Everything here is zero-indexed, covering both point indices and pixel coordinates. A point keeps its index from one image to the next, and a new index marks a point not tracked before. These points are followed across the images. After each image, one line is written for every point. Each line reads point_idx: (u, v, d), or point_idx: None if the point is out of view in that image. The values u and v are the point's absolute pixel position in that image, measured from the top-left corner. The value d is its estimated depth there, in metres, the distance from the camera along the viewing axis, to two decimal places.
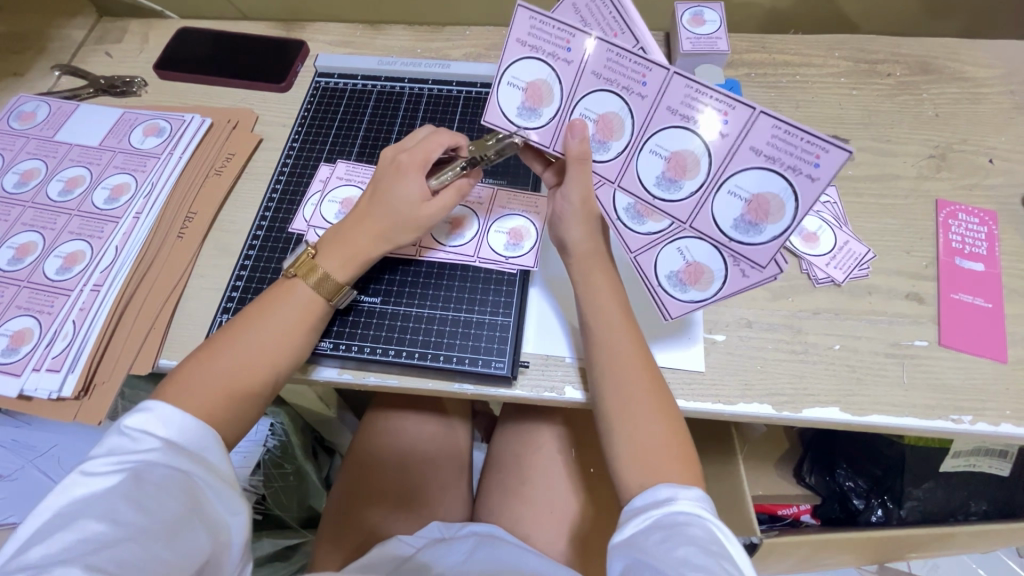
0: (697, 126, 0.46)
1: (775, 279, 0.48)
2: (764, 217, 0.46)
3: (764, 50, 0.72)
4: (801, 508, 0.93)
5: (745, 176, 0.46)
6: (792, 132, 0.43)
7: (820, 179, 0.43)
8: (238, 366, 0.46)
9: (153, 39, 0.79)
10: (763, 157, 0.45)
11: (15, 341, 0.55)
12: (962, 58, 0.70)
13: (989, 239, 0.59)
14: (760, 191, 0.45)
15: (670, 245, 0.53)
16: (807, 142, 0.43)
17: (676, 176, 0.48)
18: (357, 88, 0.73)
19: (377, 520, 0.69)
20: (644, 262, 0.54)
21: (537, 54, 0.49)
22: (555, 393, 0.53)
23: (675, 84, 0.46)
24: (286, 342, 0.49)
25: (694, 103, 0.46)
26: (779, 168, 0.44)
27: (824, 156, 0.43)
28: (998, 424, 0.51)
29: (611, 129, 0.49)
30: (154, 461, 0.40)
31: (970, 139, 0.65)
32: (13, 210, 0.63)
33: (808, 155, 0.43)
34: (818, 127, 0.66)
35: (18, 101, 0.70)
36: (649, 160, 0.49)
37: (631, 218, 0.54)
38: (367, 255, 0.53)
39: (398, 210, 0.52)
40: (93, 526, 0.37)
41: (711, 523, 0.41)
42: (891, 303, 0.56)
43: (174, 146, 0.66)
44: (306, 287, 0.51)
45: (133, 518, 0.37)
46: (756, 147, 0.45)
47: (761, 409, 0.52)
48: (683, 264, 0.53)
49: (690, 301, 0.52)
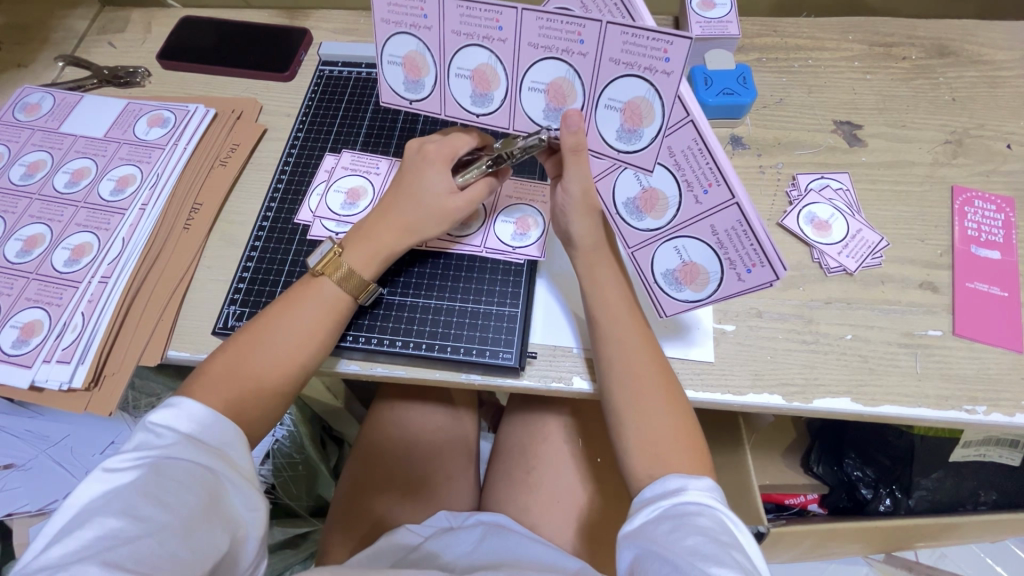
0: (644, 70, 0.42)
1: (773, 283, 0.44)
2: (640, 122, 0.44)
3: (775, 34, 0.70)
4: (807, 498, 0.94)
5: (618, 88, 0.44)
6: (637, 32, 0.41)
7: (674, 73, 0.41)
8: (264, 366, 0.47)
9: (155, 28, 0.78)
10: (623, 64, 0.43)
11: (25, 333, 0.56)
12: (980, 40, 0.68)
13: (1006, 227, 0.58)
14: (629, 96, 0.44)
15: (668, 243, 0.49)
16: (651, 39, 0.40)
17: (634, 126, 0.45)
18: (362, 78, 0.72)
19: (386, 510, 0.69)
20: (642, 258, 0.51)
21: (401, 26, 0.47)
22: (562, 383, 0.53)
23: (612, 34, 0.42)
24: (313, 340, 0.49)
25: (635, 47, 0.41)
26: (637, 71, 0.42)
27: (671, 49, 0.40)
28: (1014, 414, 0.50)
29: (563, 96, 0.46)
30: (172, 455, 0.40)
31: (987, 123, 0.64)
32: (20, 203, 0.63)
33: (657, 52, 0.41)
34: (831, 112, 0.65)
35: (22, 92, 0.70)
36: (529, 99, 0.48)
37: (629, 213, 0.50)
38: (392, 249, 0.53)
39: (424, 201, 0.52)
40: (113, 522, 0.37)
41: (721, 513, 0.41)
42: (904, 293, 0.55)
43: (178, 137, 0.66)
44: (332, 285, 0.51)
45: (152, 513, 0.38)
46: (614, 57, 0.43)
47: (771, 400, 0.52)
48: (680, 263, 0.49)
49: (685, 301, 0.50)
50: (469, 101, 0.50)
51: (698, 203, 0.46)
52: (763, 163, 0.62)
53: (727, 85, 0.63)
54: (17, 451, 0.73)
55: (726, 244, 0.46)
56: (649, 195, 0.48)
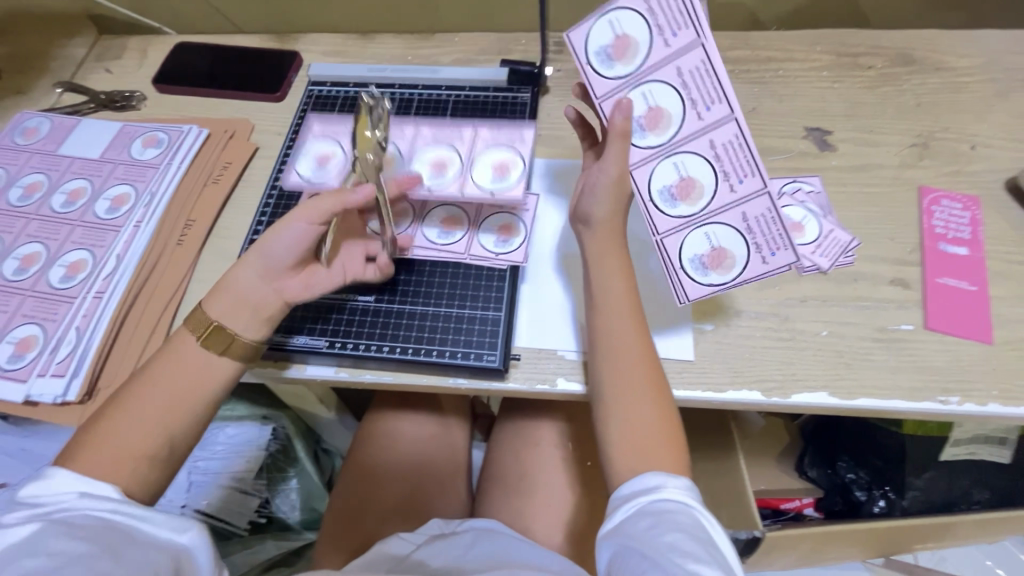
0: (688, 99, 0.49)
1: (789, 267, 0.50)
2: (655, 126, 0.50)
3: (746, 47, 0.73)
4: (803, 502, 0.95)
5: (491, 155, 0.61)
6: (709, 74, 0.48)
7: (704, 122, 0.49)
8: (133, 429, 0.45)
9: (151, 54, 0.81)
10: (681, 79, 0.49)
11: (20, 348, 0.57)
12: (941, 49, 0.71)
13: (973, 224, 0.60)
14: (660, 104, 0.49)
15: (698, 230, 0.52)
16: (713, 87, 0.48)
17: (648, 125, 0.50)
18: (349, 95, 0.74)
19: (377, 521, 0.70)
20: (670, 245, 0.53)
21: (328, 137, 0.65)
22: (547, 385, 0.54)
23: (694, 55, 0.48)
24: (176, 409, 0.46)
25: (700, 80, 0.48)
26: (683, 95, 0.49)
27: (716, 105, 0.49)
28: (986, 404, 0.52)
29: (624, 52, 0.49)
30: (68, 504, 0.40)
31: (952, 127, 0.66)
32: (17, 222, 0.64)
33: (707, 98, 0.49)
34: (802, 120, 0.68)
35: (22, 117, 0.72)
36: (416, 171, 0.61)
37: (664, 200, 0.52)
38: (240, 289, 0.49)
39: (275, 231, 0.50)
40: (28, 563, 0.36)
41: (697, 511, 0.42)
42: (876, 289, 0.57)
43: (172, 156, 0.68)
44: (188, 346, 0.48)
45: (70, 548, 0.37)
46: (680, 69, 0.48)
47: (750, 395, 0.53)
48: (709, 248, 0.52)
49: (709, 285, 0.52)
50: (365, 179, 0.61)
51: (732, 193, 0.51)
52: None
53: None
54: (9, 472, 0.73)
55: (754, 230, 0.51)
56: (687, 184, 0.51)
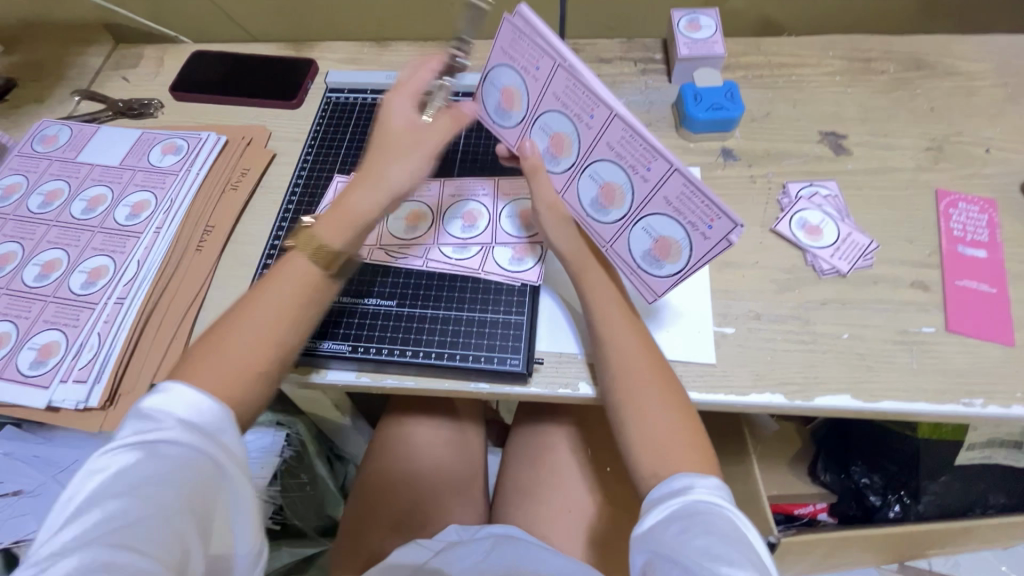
0: (573, 115, 0.48)
1: (736, 235, 0.45)
2: (561, 151, 0.51)
3: (759, 53, 0.74)
4: (818, 507, 0.93)
5: (516, 205, 0.63)
6: (578, 84, 0.46)
7: (596, 128, 0.48)
8: (245, 344, 0.47)
9: (168, 63, 0.82)
10: (561, 101, 0.48)
11: (42, 354, 0.57)
12: (954, 54, 0.72)
13: (990, 227, 0.60)
14: (557, 129, 0.50)
15: (637, 225, 0.51)
16: (586, 95, 0.47)
17: (557, 152, 0.52)
18: (366, 103, 0.75)
19: (393, 527, 0.69)
20: (619, 250, 0.53)
21: None
22: (569, 389, 0.54)
23: (560, 76, 0.47)
24: (289, 321, 0.49)
25: (573, 94, 0.47)
26: (569, 114, 0.49)
27: (597, 109, 0.47)
28: (1010, 406, 0.51)
29: (511, 100, 0.51)
30: (172, 438, 0.41)
31: (966, 130, 0.67)
32: (37, 229, 0.65)
33: (586, 108, 0.47)
34: (816, 124, 0.68)
35: (41, 125, 0.73)
36: (450, 224, 0.62)
37: (595, 210, 0.52)
38: (355, 216, 0.50)
39: (386, 146, 0.51)
40: (114, 505, 0.39)
41: (729, 511, 0.42)
42: (896, 292, 0.57)
43: (191, 163, 0.68)
44: (301, 258, 0.50)
45: (158, 493, 0.39)
46: (556, 94, 0.48)
47: (773, 398, 0.53)
48: (652, 240, 0.51)
49: (666, 276, 0.52)
50: (404, 233, 0.62)
51: (646, 182, 0.48)
52: (754, 173, 0.65)
53: (715, 100, 0.66)
54: (24, 479, 0.72)
55: (682, 211, 0.47)
56: (608, 188, 0.50)
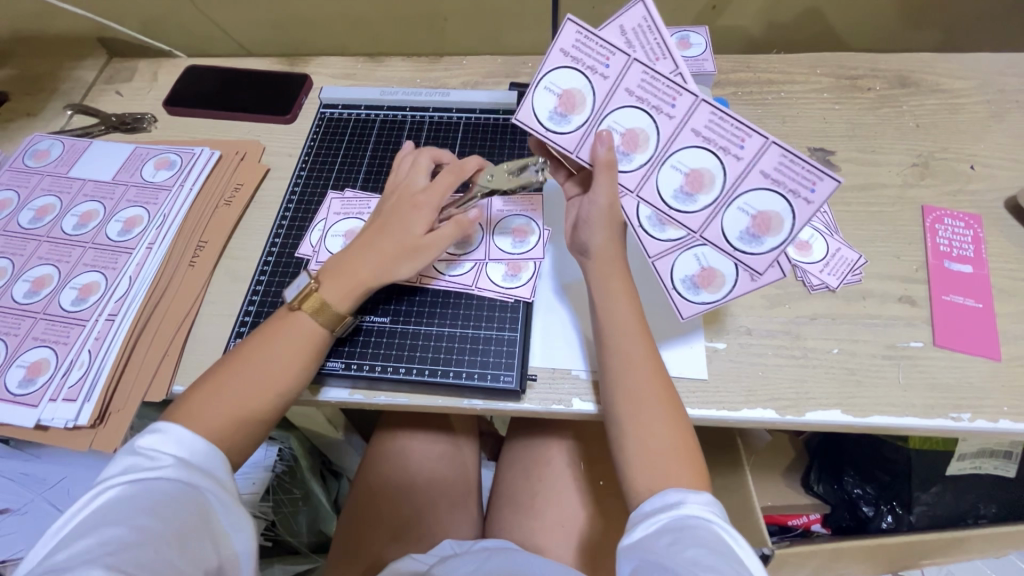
0: (651, 107, 0.50)
1: (779, 279, 0.52)
2: (634, 147, 0.51)
3: (748, 70, 0.75)
4: (811, 517, 0.95)
5: (509, 221, 0.63)
6: (658, 76, 0.49)
7: (676, 118, 0.50)
8: (249, 393, 0.48)
9: (162, 77, 0.82)
10: (636, 96, 0.50)
11: (31, 372, 0.56)
12: (937, 71, 0.73)
13: (976, 242, 0.61)
14: (633, 125, 0.51)
15: (687, 252, 0.56)
16: (667, 85, 0.49)
17: (629, 149, 0.51)
18: (360, 118, 0.75)
19: (385, 542, 0.69)
20: (712, 236, 0.51)
21: (349, 215, 0.66)
22: (563, 405, 0.55)
23: (635, 70, 0.49)
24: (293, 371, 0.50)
25: (651, 87, 0.49)
26: (646, 106, 0.50)
27: (679, 98, 0.49)
28: (998, 420, 0.52)
29: (574, 103, 0.51)
30: (163, 471, 0.42)
31: (951, 147, 0.68)
32: (28, 245, 0.64)
33: (667, 96, 0.49)
34: (805, 141, 0.69)
35: (32, 140, 0.73)
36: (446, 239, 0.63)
37: (653, 225, 0.56)
38: (366, 284, 0.53)
39: (398, 238, 0.53)
40: (110, 532, 0.38)
41: (719, 526, 0.42)
42: (884, 307, 0.58)
43: (184, 178, 0.68)
44: (306, 316, 0.52)
45: (149, 521, 0.39)
46: (630, 88, 0.50)
47: (765, 414, 0.53)
48: (751, 218, 0.49)
49: (702, 303, 0.54)
50: None
51: (740, 160, 0.49)
52: None
53: None
54: (14, 494, 0.73)
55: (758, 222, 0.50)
56: (695, 175, 0.50)
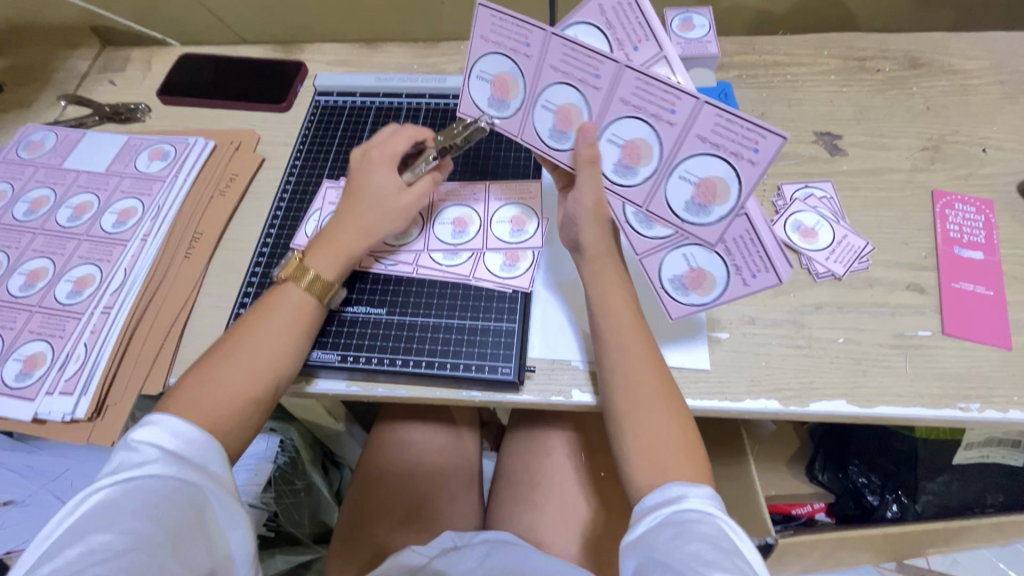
0: (577, 81, 0.48)
1: (779, 281, 0.49)
2: (569, 125, 0.50)
3: (753, 52, 0.73)
4: (815, 507, 0.94)
5: (507, 210, 0.62)
6: (577, 48, 0.46)
7: (603, 88, 0.47)
8: (244, 374, 0.47)
9: (155, 66, 0.81)
10: (560, 72, 0.48)
11: (28, 365, 0.56)
12: (949, 52, 0.71)
13: (987, 227, 0.60)
14: (563, 102, 0.49)
15: (676, 250, 0.54)
16: (586, 55, 0.46)
17: (563, 128, 0.50)
18: (356, 105, 0.74)
19: (386, 533, 0.69)
20: (658, 210, 0.50)
21: None
22: (562, 397, 0.54)
23: (555, 43, 0.47)
24: (286, 343, 0.50)
25: (573, 59, 0.47)
26: (571, 80, 0.48)
27: (601, 67, 0.46)
28: (1007, 411, 0.51)
29: (507, 88, 0.51)
30: (153, 468, 0.41)
31: (962, 129, 0.66)
32: (24, 237, 0.64)
33: (589, 67, 0.46)
34: (812, 124, 0.67)
35: (26, 131, 0.72)
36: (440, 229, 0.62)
37: (639, 223, 0.54)
38: (350, 251, 0.54)
39: (374, 200, 0.54)
40: (100, 537, 0.38)
41: (722, 521, 0.41)
42: (891, 295, 0.57)
43: (178, 169, 0.68)
44: (294, 289, 0.52)
45: (141, 526, 0.39)
46: (554, 64, 0.48)
47: (768, 405, 0.52)
48: (693, 186, 0.47)
49: (692, 304, 0.53)
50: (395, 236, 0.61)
51: (672, 125, 0.46)
52: None
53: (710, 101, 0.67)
54: (16, 486, 0.73)
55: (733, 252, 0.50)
56: (632, 147, 0.48)
